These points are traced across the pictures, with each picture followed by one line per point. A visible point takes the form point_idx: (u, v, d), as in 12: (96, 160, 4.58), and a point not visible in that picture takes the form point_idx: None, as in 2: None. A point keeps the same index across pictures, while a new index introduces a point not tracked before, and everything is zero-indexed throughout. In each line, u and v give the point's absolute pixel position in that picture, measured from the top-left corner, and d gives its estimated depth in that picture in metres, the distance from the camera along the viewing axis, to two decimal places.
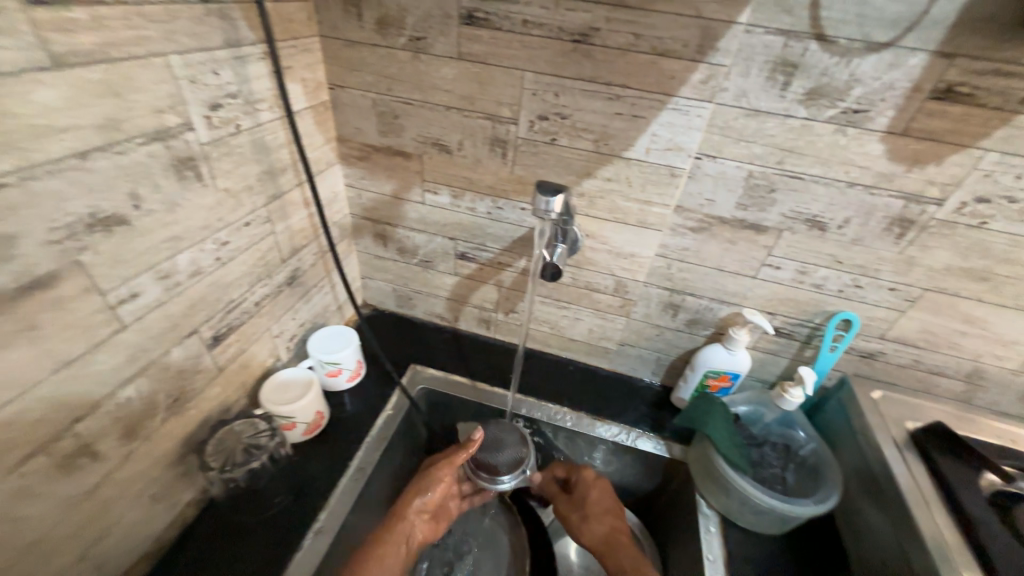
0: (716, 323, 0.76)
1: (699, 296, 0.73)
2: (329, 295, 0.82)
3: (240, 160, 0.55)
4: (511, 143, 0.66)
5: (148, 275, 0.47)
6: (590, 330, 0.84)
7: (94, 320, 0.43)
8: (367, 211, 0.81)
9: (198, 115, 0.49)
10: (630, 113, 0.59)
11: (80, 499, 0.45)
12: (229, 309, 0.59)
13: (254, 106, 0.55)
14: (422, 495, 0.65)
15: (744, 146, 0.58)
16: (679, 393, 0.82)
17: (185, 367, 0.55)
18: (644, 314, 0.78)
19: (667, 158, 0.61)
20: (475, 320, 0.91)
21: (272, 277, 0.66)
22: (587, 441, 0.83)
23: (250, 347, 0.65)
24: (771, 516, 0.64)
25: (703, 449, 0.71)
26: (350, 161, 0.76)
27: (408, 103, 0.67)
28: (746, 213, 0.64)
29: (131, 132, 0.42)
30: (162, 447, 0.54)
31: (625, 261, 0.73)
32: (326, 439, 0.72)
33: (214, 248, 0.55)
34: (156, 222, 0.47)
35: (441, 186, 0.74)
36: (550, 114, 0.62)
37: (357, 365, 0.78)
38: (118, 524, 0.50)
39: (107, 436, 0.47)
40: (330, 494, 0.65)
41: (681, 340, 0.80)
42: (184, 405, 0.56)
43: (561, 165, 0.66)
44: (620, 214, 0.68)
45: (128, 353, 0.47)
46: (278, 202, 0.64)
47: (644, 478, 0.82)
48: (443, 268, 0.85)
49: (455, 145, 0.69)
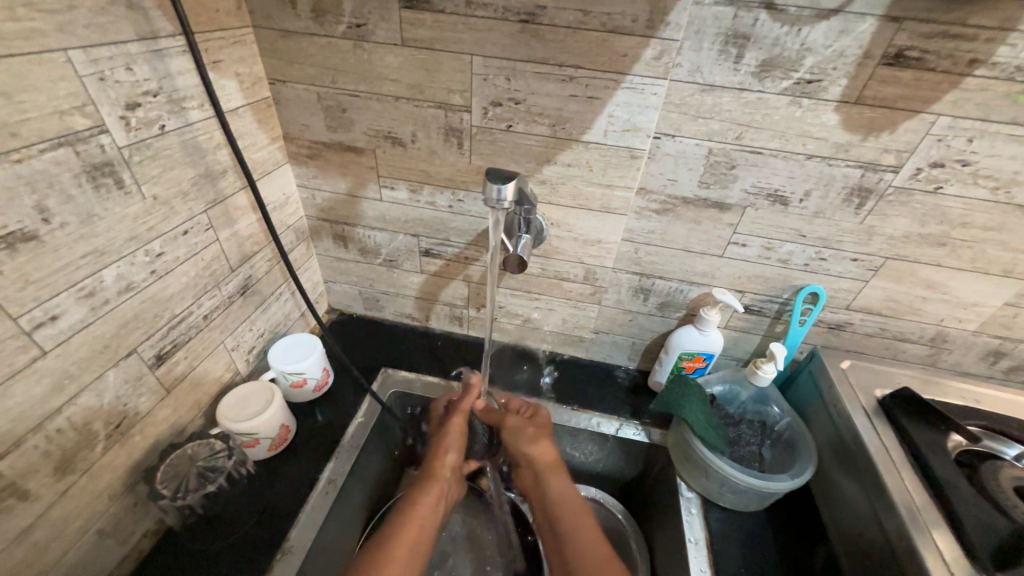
0: (687, 305, 0.75)
1: (669, 278, 0.72)
2: (290, 303, 0.78)
3: (168, 164, 0.51)
4: (466, 132, 0.63)
5: (68, 294, 0.43)
6: (563, 320, 0.82)
7: (6, 348, 0.39)
8: (324, 212, 0.78)
9: (112, 116, 0.44)
10: (585, 94, 0.57)
11: (8, 543, 0.41)
12: (172, 324, 0.55)
13: (180, 104, 0.51)
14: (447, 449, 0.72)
15: (702, 123, 0.57)
16: (656, 377, 0.82)
17: (125, 390, 0.51)
18: (616, 300, 0.77)
19: (626, 140, 0.60)
20: (446, 317, 0.88)
21: (221, 288, 0.62)
22: (566, 432, 0.82)
23: (202, 363, 0.62)
24: (750, 493, 0.64)
25: (681, 432, 0.71)
26: (300, 161, 0.72)
27: (355, 95, 0.63)
28: (709, 192, 0.63)
29: (30, 138, 0.38)
30: (105, 478, 0.50)
31: (592, 248, 0.71)
32: (294, 453, 0.69)
33: (147, 261, 0.51)
34: (71, 236, 0.42)
35: (398, 181, 0.71)
36: (503, 100, 0.60)
37: (323, 373, 0.75)
38: (60, 563, 0.47)
39: (37, 472, 0.43)
40: (299, 511, 0.62)
41: (654, 324, 0.79)
42: (128, 430, 0.52)
43: (520, 152, 0.64)
44: (583, 200, 0.66)
45: (52, 382, 0.43)
46: (220, 207, 0.60)
47: (626, 465, 0.82)
48: (408, 266, 0.82)
49: (408, 137, 0.66)
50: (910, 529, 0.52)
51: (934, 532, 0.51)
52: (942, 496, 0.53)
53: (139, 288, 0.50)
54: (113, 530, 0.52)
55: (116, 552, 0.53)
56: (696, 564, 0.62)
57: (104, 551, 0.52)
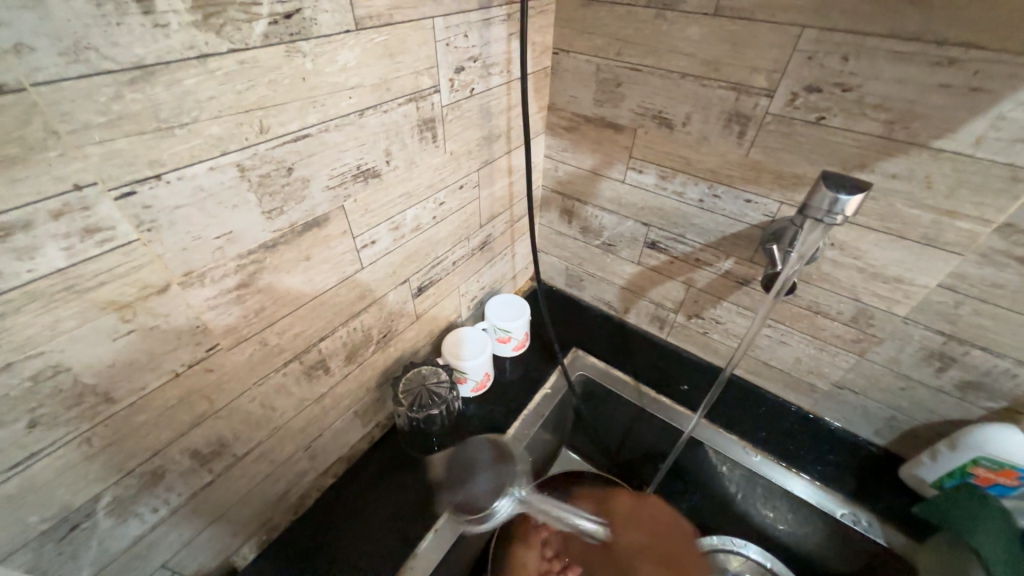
0: (1016, 397, 0.53)
1: (998, 354, 0.52)
2: (509, 264, 0.84)
3: (467, 124, 0.57)
4: (756, 120, 0.54)
5: (384, 225, 0.52)
6: (798, 360, 0.68)
7: (345, 259, 0.49)
8: (561, 184, 0.79)
9: (445, 78, 0.50)
10: (967, 85, 0.42)
11: (310, 402, 0.55)
12: (433, 264, 0.64)
13: (488, 70, 0.56)
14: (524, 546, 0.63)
15: None
16: (920, 470, 0.62)
17: (395, 310, 0.61)
18: (891, 358, 0.59)
19: (1013, 154, 0.42)
20: (648, 316, 0.83)
21: (469, 240, 0.69)
22: (769, 489, 0.70)
23: (441, 301, 0.71)
24: None
25: (954, 558, 0.54)
26: (555, 132, 0.73)
27: (637, 70, 0.59)
28: None
29: (396, 93, 0.45)
30: (367, 375, 0.62)
31: (883, 286, 0.55)
32: (489, 400, 0.74)
33: (433, 208, 0.59)
34: (397, 178, 0.51)
35: (650, 165, 0.66)
36: (825, 85, 0.48)
37: (524, 336, 0.79)
38: (330, 429, 0.60)
39: (338, 356, 0.55)
40: (488, 456, 0.68)
41: (941, 403, 0.59)
42: (388, 342, 0.63)
43: (823, 152, 0.52)
44: (896, 224, 0.51)
45: (360, 292, 0.54)
46: (487, 167, 0.65)
47: (834, 555, 0.67)
48: (626, 255, 0.79)
49: (679, 119, 0.60)
50: None
51: None
52: None
53: (423, 229, 0.59)
54: (363, 415, 0.65)
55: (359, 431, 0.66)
56: None
57: (354, 428, 0.65)
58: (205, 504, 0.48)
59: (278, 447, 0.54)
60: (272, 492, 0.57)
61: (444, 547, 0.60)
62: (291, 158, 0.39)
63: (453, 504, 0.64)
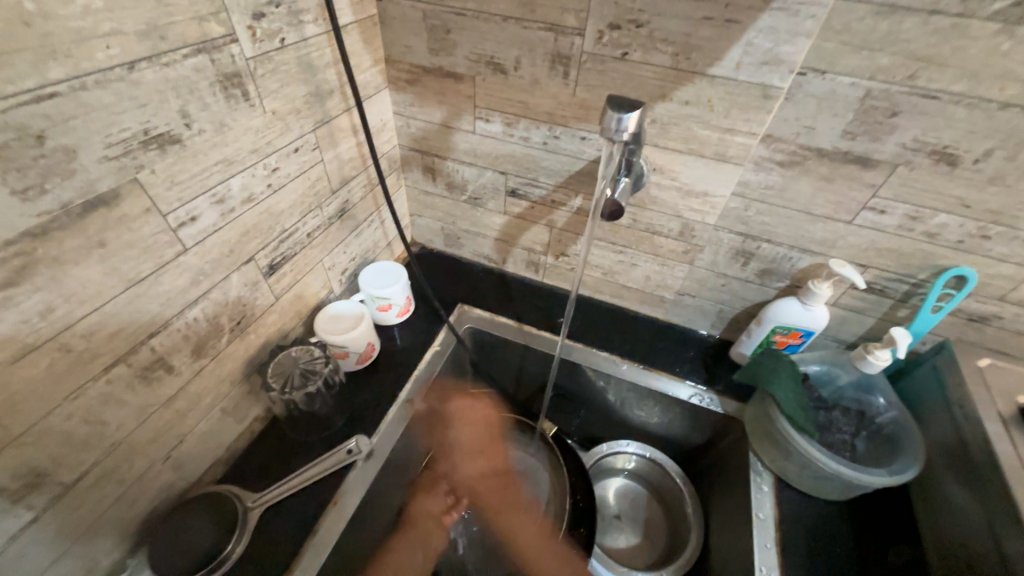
0: (793, 275, 0.68)
1: (777, 243, 0.65)
2: (379, 231, 0.82)
3: (285, 79, 0.52)
4: (575, 60, 0.58)
5: (204, 198, 0.47)
6: (647, 277, 0.78)
7: (158, 241, 0.44)
8: (417, 141, 0.77)
9: (242, 25, 0.45)
10: (722, 17, 0.49)
11: (156, 408, 0.49)
12: (282, 238, 0.60)
13: (298, 17, 0.51)
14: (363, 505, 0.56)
15: (866, 56, 0.47)
16: (741, 348, 0.76)
17: (245, 293, 0.57)
18: (711, 261, 0.71)
19: (761, 75, 0.52)
20: (524, 262, 0.88)
21: (322, 209, 0.66)
22: (639, 391, 0.80)
23: (305, 277, 0.67)
24: (835, 483, 0.60)
25: (763, 408, 0.67)
26: (398, 86, 0.71)
27: (462, 15, 0.59)
28: (853, 144, 0.53)
29: (175, 43, 0.40)
30: (227, 367, 0.57)
31: (695, 201, 0.65)
32: (378, 370, 0.74)
33: (265, 174, 0.54)
34: (206, 143, 0.45)
35: (494, 113, 0.68)
36: (623, 22, 0.53)
37: (406, 301, 0.79)
38: (193, 432, 0.55)
39: (180, 351, 0.50)
40: (380, 422, 0.68)
41: (748, 291, 0.73)
42: (246, 328, 0.58)
43: (632, 85, 0.58)
44: (695, 145, 0.60)
45: (191, 277, 0.48)
46: (326, 128, 0.61)
47: (693, 432, 0.81)
48: (492, 205, 0.81)
49: (511, 64, 0.62)
50: None
51: None
52: None
53: (258, 200, 0.54)
54: (234, 410, 0.60)
55: (234, 429, 0.62)
56: (760, 539, 0.60)
57: (227, 426, 0.60)
58: (33, 545, 0.41)
59: (125, 463, 0.48)
60: (132, 514, 0.51)
61: (346, 518, 0.58)
62: (38, 124, 0.33)
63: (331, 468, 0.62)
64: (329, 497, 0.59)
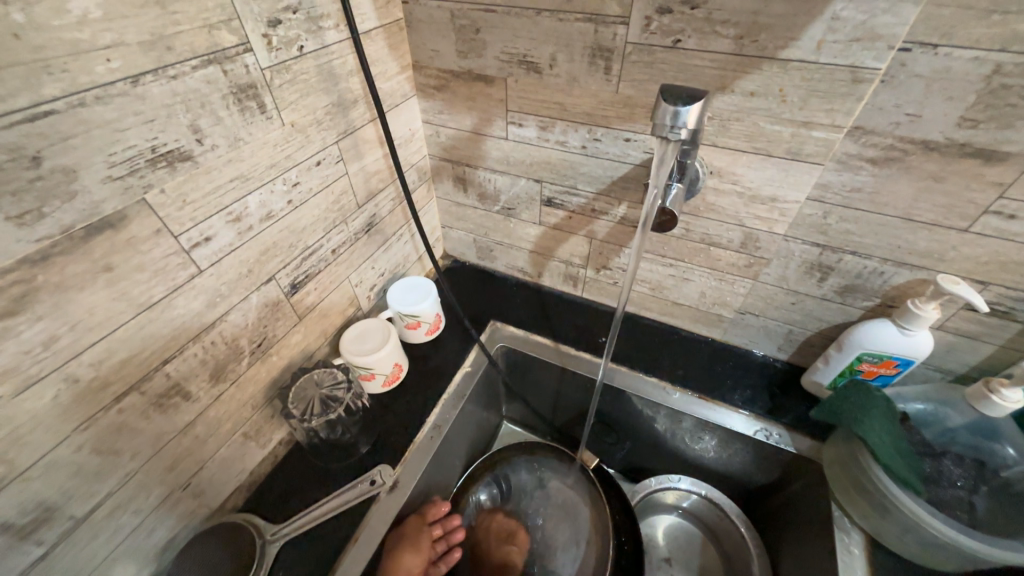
0: (886, 293, 0.56)
1: (865, 255, 0.54)
2: (409, 245, 0.78)
3: (305, 89, 0.50)
4: (618, 52, 0.51)
5: (220, 217, 0.45)
6: (701, 293, 0.69)
7: (170, 263, 0.41)
8: (447, 150, 0.73)
9: (256, 34, 0.43)
10: None
11: (174, 435, 0.47)
12: (305, 256, 0.57)
13: (317, 23, 0.48)
14: None
15: (997, 22, 0.37)
16: (816, 376, 0.65)
17: (266, 313, 0.54)
18: (779, 277, 0.61)
19: (850, 55, 0.43)
20: (561, 276, 0.81)
21: (348, 224, 0.63)
22: (693, 423, 0.71)
23: (330, 295, 0.64)
24: (949, 553, 0.48)
25: (849, 452, 0.56)
26: (427, 93, 0.67)
27: (491, 11, 0.54)
28: (973, 133, 0.43)
29: (184, 54, 0.37)
30: (248, 391, 0.55)
31: (761, 207, 0.56)
32: (405, 392, 0.70)
33: (285, 190, 0.51)
34: (220, 159, 0.43)
35: (527, 116, 0.62)
36: (674, 4, 0.46)
37: (436, 318, 0.74)
38: (213, 458, 0.53)
39: (196, 376, 0.47)
40: (405, 450, 0.63)
41: (826, 311, 0.62)
42: (267, 350, 0.56)
43: (685, 77, 0.50)
44: (762, 143, 0.51)
45: (207, 299, 0.46)
46: (350, 139, 0.58)
47: (757, 471, 0.70)
48: (527, 216, 0.75)
49: (545, 61, 0.56)
50: None
51: None
52: None
53: (278, 217, 0.51)
54: (256, 435, 0.58)
55: (257, 453, 0.59)
56: None
57: (249, 451, 0.58)
58: None
59: (141, 494, 0.46)
60: (150, 544, 0.49)
61: (367, 559, 0.54)
62: (34, 144, 0.31)
63: (352, 500, 0.58)
64: (348, 533, 0.55)
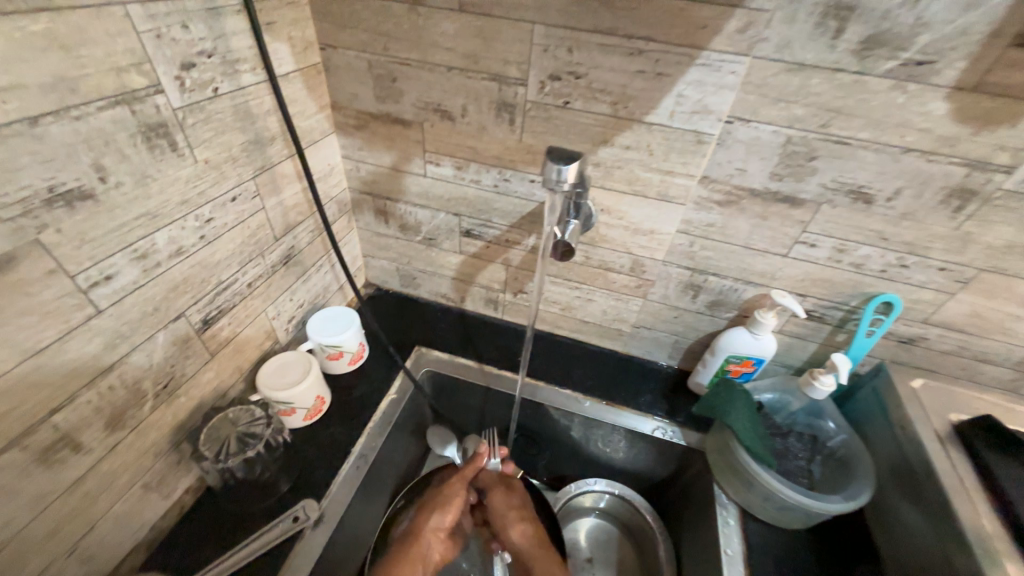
0: (740, 306, 0.70)
1: (722, 276, 0.68)
2: (329, 275, 0.78)
3: (220, 128, 0.50)
4: (519, 108, 0.60)
5: (123, 255, 0.43)
6: (603, 312, 0.79)
7: (63, 305, 0.39)
8: (366, 184, 0.76)
9: (168, 76, 0.43)
10: (654, 71, 0.52)
11: (61, 492, 0.43)
12: (217, 291, 0.56)
13: (233, 66, 0.50)
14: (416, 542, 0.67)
15: (783, 107, 0.51)
16: (697, 378, 0.77)
17: (173, 352, 0.52)
18: (662, 295, 0.73)
19: (693, 123, 0.55)
20: (482, 300, 0.87)
21: (264, 257, 0.62)
22: (603, 427, 0.79)
23: (245, 329, 0.62)
24: (797, 512, 0.60)
25: (723, 438, 0.67)
26: (346, 131, 0.70)
27: (406, 64, 0.60)
28: (781, 184, 0.57)
29: (88, 95, 0.37)
30: (151, 436, 0.52)
31: (643, 238, 0.67)
32: (329, 424, 0.69)
33: (197, 226, 0.51)
34: (125, 197, 0.42)
35: (443, 156, 0.68)
36: (562, 74, 0.55)
37: (359, 347, 0.75)
38: (107, 515, 0.49)
39: (90, 425, 0.44)
40: (330, 482, 0.62)
41: (700, 322, 0.74)
42: (174, 392, 0.53)
43: (575, 132, 0.60)
44: (639, 187, 0.62)
45: (105, 340, 0.44)
46: (267, 174, 0.59)
47: (659, 465, 0.80)
48: (447, 246, 0.80)
49: (457, 111, 0.63)
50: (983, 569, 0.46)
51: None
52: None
53: (189, 252, 0.51)
54: (158, 485, 0.54)
55: (160, 505, 0.55)
56: None
57: (150, 504, 0.53)
58: None
59: (16, 564, 0.41)
60: None
61: None
62: None
63: (279, 537, 0.56)
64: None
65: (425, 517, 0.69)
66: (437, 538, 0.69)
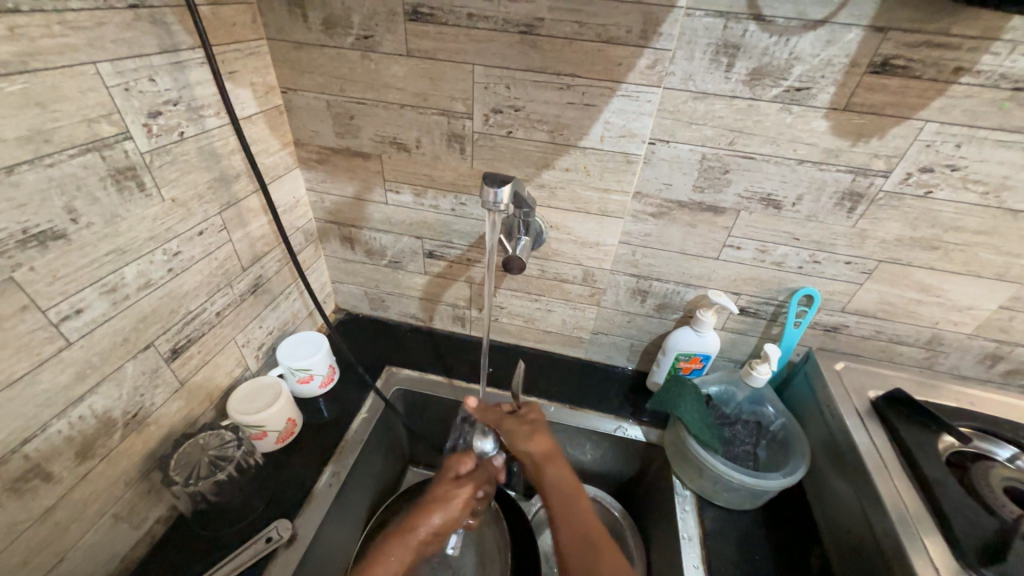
0: (685, 307, 0.76)
1: (665, 281, 0.74)
2: (298, 302, 0.81)
3: (186, 168, 0.54)
4: (468, 138, 0.66)
5: (93, 289, 0.46)
6: (563, 321, 0.84)
7: (36, 338, 0.42)
8: (332, 214, 0.80)
9: (136, 124, 0.47)
10: (582, 101, 0.59)
11: (31, 523, 0.44)
12: (186, 321, 0.58)
13: (198, 112, 0.54)
14: (420, 525, 0.65)
15: (695, 129, 0.59)
16: (654, 377, 0.83)
17: (142, 381, 0.54)
18: (614, 302, 0.79)
19: (622, 145, 0.62)
20: (450, 317, 0.90)
21: (233, 286, 0.65)
22: (569, 431, 0.83)
23: (215, 357, 0.65)
24: (744, 492, 0.65)
25: (676, 431, 0.72)
26: (310, 165, 0.75)
27: (362, 103, 0.66)
28: (703, 196, 0.64)
29: (61, 144, 0.41)
30: (121, 466, 0.53)
31: (591, 250, 0.73)
32: (301, 446, 0.71)
33: (165, 259, 0.54)
34: (95, 235, 0.45)
35: (403, 184, 0.73)
36: (503, 107, 0.62)
37: (330, 369, 0.78)
38: (77, 547, 0.49)
39: (60, 455, 0.46)
40: (304, 502, 0.64)
41: (651, 325, 0.80)
42: (144, 421, 0.55)
43: (519, 157, 0.66)
44: (581, 204, 0.68)
45: (75, 371, 0.46)
46: (233, 209, 0.63)
47: (625, 465, 0.84)
48: (412, 267, 0.84)
49: (412, 143, 0.68)
50: (898, 530, 0.52)
51: (923, 536, 0.51)
52: (931, 497, 0.53)
53: (157, 285, 0.53)
54: (129, 515, 0.55)
55: (131, 536, 0.56)
56: (689, 560, 0.63)
57: (120, 535, 0.54)
58: None
59: None
60: None
61: None
62: None
63: (252, 558, 0.57)
64: None
65: (426, 516, 0.66)
66: (430, 538, 0.67)
